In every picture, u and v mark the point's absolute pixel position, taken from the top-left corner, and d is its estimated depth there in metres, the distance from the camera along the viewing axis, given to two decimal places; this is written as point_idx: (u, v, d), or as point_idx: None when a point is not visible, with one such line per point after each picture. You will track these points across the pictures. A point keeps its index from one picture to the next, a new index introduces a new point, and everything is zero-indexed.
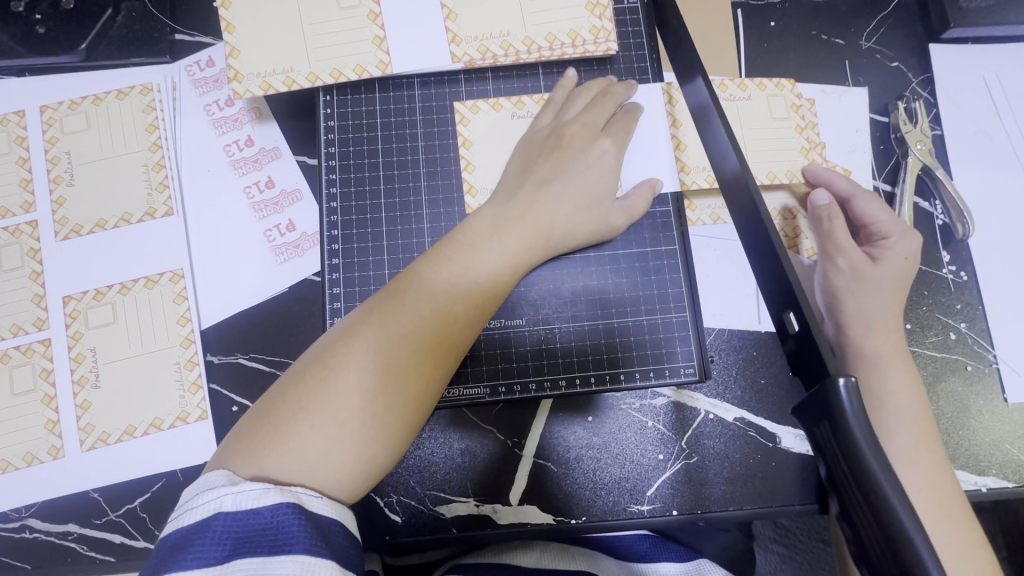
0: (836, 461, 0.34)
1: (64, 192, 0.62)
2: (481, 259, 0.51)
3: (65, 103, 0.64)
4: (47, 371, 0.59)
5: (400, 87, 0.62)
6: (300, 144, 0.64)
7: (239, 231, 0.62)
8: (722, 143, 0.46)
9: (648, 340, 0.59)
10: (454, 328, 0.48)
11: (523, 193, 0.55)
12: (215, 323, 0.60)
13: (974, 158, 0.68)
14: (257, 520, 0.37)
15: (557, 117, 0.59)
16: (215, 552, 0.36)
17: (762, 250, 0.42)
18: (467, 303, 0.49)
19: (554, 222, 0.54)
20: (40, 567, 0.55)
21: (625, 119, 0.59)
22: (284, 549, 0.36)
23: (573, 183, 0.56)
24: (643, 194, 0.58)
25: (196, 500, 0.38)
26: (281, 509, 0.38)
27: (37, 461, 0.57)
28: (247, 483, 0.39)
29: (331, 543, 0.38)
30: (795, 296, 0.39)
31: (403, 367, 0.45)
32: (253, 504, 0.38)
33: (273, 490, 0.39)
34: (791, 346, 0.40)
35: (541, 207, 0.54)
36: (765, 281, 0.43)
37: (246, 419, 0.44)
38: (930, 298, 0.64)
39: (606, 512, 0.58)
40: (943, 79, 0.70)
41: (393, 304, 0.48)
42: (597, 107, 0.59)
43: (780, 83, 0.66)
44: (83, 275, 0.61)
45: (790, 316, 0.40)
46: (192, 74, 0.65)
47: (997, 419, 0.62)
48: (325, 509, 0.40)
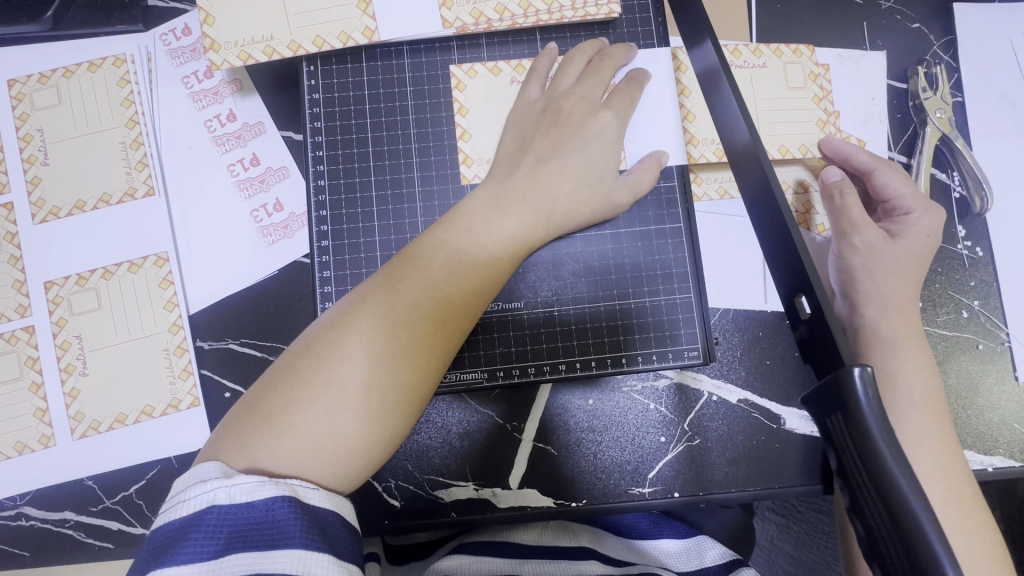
0: (849, 455, 0.32)
1: (38, 172, 0.59)
2: (477, 240, 0.49)
3: (34, 76, 0.60)
4: (33, 359, 0.57)
5: (389, 55, 0.58)
6: (285, 118, 0.61)
7: (224, 212, 0.60)
8: (731, 114, 0.42)
9: (651, 322, 0.57)
10: (449, 314, 0.46)
11: (521, 172, 0.52)
12: (203, 308, 0.58)
13: (996, 127, 0.65)
14: (252, 514, 0.36)
15: (556, 87, 0.55)
16: (209, 546, 0.35)
17: (773, 229, 0.39)
18: (462, 287, 0.47)
19: (555, 200, 0.52)
20: (39, 553, 0.55)
21: (629, 89, 0.56)
22: (280, 544, 0.35)
23: (573, 158, 0.53)
24: (648, 169, 0.55)
25: (187, 492, 0.37)
26: (277, 502, 0.37)
27: (29, 449, 0.56)
28: (240, 476, 0.37)
29: (330, 536, 0.37)
30: (808, 278, 0.36)
31: (396, 355, 0.43)
32: (247, 497, 0.36)
33: (268, 483, 0.37)
34: (803, 332, 0.38)
35: (541, 185, 0.52)
36: (774, 262, 0.41)
37: (236, 410, 0.43)
38: (943, 276, 0.62)
39: (607, 495, 0.58)
40: (966, 41, 0.66)
41: (385, 290, 0.45)
42: (599, 76, 0.55)
43: (798, 49, 0.63)
44: (65, 260, 0.59)
45: (802, 301, 0.38)
46: (167, 44, 0.61)
47: (1007, 398, 0.61)
48: (322, 501, 0.39)
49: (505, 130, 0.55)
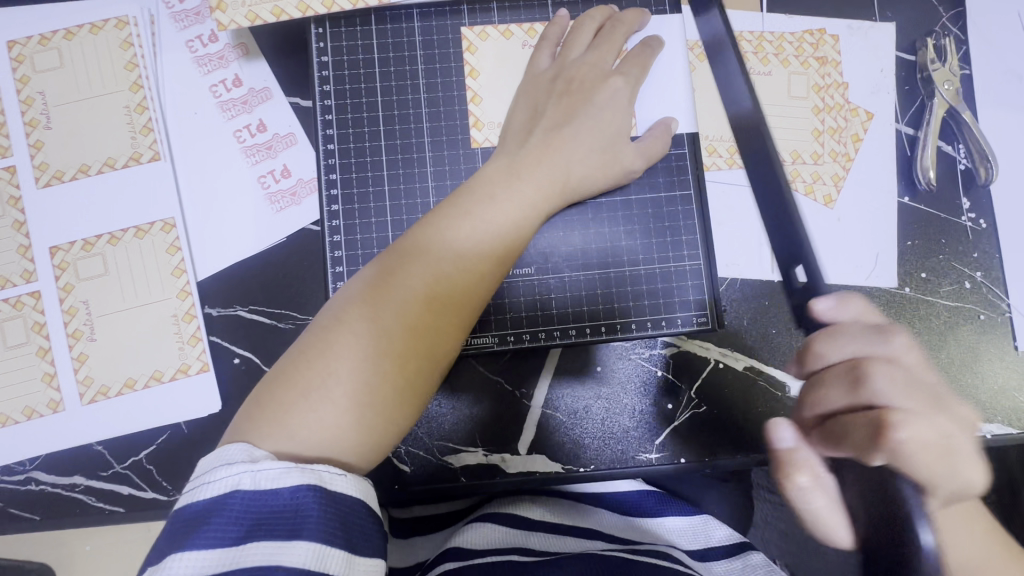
0: None
1: (42, 136, 0.58)
2: (493, 203, 0.49)
3: (35, 38, 0.59)
4: (39, 324, 0.57)
5: (398, 18, 0.57)
6: (291, 83, 0.60)
7: (231, 177, 0.59)
8: None
9: (660, 288, 0.57)
10: (456, 278, 0.46)
11: (534, 140, 0.52)
12: (211, 275, 0.58)
13: (1002, 100, 0.65)
14: (276, 502, 0.36)
15: (566, 55, 0.55)
16: (230, 532, 0.35)
17: None
18: (468, 253, 0.47)
19: (569, 165, 0.51)
20: (51, 516, 0.55)
21: (641, 55, 0.56)
22: (299, 536, 0.35)
23: (586, 125, 0.52)
24: (658, 136, 0.55)
25: (212, 474, 0.37)
26: (301, 492, 0.37)
27: (38, 414, 0.56)
28: (266, 462, 0.37)
29: (349, 526, 0.37)
30: None
31: (408, 319, 0.43)
32: (273, 484, 0.36)
33: (294, 471, 0.37)
34: None
35: (555, 150, 0.51)
36: None
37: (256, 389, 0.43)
38: (947, 247, 0.63)
39: (616, 461, 0.59)
40: (975, 14, 0.66)
41: (407, 259, 0.45)
42: (609, 42, 0.55)
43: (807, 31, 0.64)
44: (70, 224, 0.58)
45: None
46: (170, 7, 0.60)
47: (1006, 368, 0.62)
48: (347, 487, 0.38)
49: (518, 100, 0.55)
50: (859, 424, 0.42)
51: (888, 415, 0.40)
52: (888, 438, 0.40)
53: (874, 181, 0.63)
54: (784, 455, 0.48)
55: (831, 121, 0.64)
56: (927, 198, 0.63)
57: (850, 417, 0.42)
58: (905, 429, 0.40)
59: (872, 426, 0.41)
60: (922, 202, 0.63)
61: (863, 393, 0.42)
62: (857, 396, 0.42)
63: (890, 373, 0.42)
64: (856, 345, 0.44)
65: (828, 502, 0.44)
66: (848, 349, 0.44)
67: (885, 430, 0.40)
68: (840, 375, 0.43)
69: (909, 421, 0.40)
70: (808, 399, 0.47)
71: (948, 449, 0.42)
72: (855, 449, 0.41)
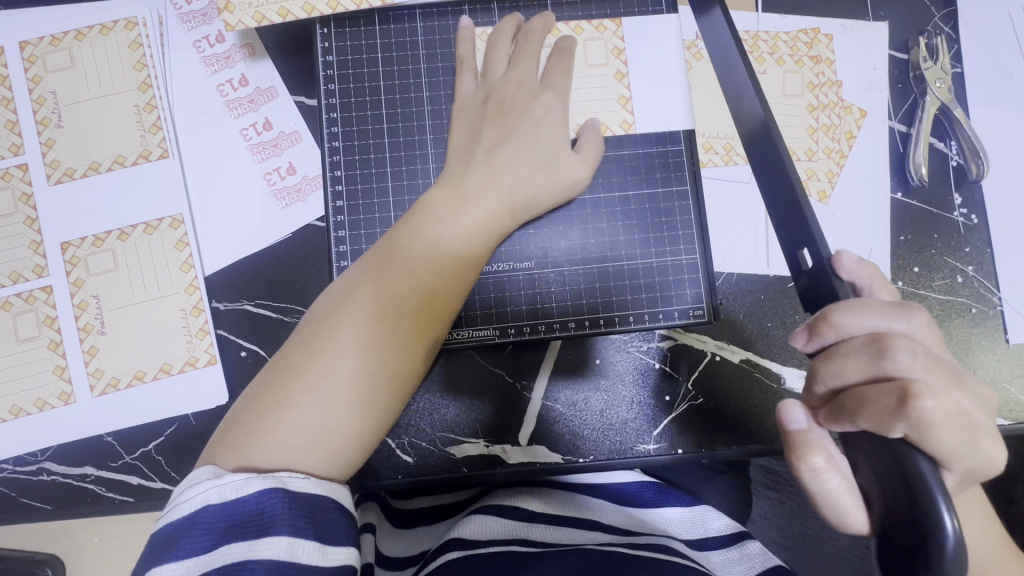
0: (894, 492, 0.35)
1: (53, 134, 0.60)
2: (468, 212, 0.51)
3: (46, 39, 0.60)
4: (50, 318, 0.58)
5: (401, 18, 0.58)
6: (296, 82, 0.61)
7: (237, 174, 0.60)
8: (742, 82, 0.49)
9: (657, 282, 0.58)
10: (436, 283, 0.48)
11: (478, 158, 0.53)
12: (219, 270, 0.59)
13: (994, 97, 0.66)
14: (243, 509, 0.39)
15: (490, 73, 0.56)
16: (202, 542, 0.37)
17: (779, 193, 0.47)
18: (447, 259, 0.49)
19: (517, 182, 0.53)
20: (62, 506, 0.57)
21: (562, 62, 0.57)
22: (270, 532, 0.38)
23: (539, 135, 0.54)
24: (590, 142, 0.56)
25: (182, 494, 0.39)
26: (264, 496, 0.39)
27: (49, 406, 0.57)
28: (228, 475, 0.40)
29: (318, 519, 0.40)
30: (812, 240, 0.44)
31: (392, 319, 0.46)
32: (237, 493, 0.39)
33: (255, 478, 0.40)
34: (804, 281, 0.47)
35: (500, 168, 0.53)
36: (781, 225, 0.48)
37: (266, 376, 0.45)
38: (939, 242, 0.64)
39: (614, 451, 0.60)
40: (966, 14, 0.67)
41: (394, 262, 0.48)
42: (529, 53, 0.56)
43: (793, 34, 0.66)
44: (80, 220, 0.59)
45: (805, 254, 0.46)
46: (178, 8, 0.61)
47: (998, 360, 0.63)
48: (312, 487, 0.41)
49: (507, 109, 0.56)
50: (881, 393, 0.37)
51: (913, 385, 0.35)
52: (917, 407, 0.35)
53: (867, 178, 0.65)
54: (796, 438, 0.40)
55: (825, 118, 0.65)
56: (920, 194, 0.64)
57: (872, 388, 0.37)
58: (931, 398, 0.35)
59: (896, 395, 0.36)
60: (914, 197, 0.64)
61: (882, 363, 0.38)
62: (878, 368, 0.38)
63: (912, 347, 0.37)
64: (877, 315, 0.39)
65: (841, 481, 0.40)
66: (868, 319, 0.39)
67: (912, 398, 0.35)
68: (858, 346, 0.38)
69: (933, 391, 0.36)
70: (818, 374, 0.41)
71: (970, 425, 0.37)
72: (875, 420, 0.36)
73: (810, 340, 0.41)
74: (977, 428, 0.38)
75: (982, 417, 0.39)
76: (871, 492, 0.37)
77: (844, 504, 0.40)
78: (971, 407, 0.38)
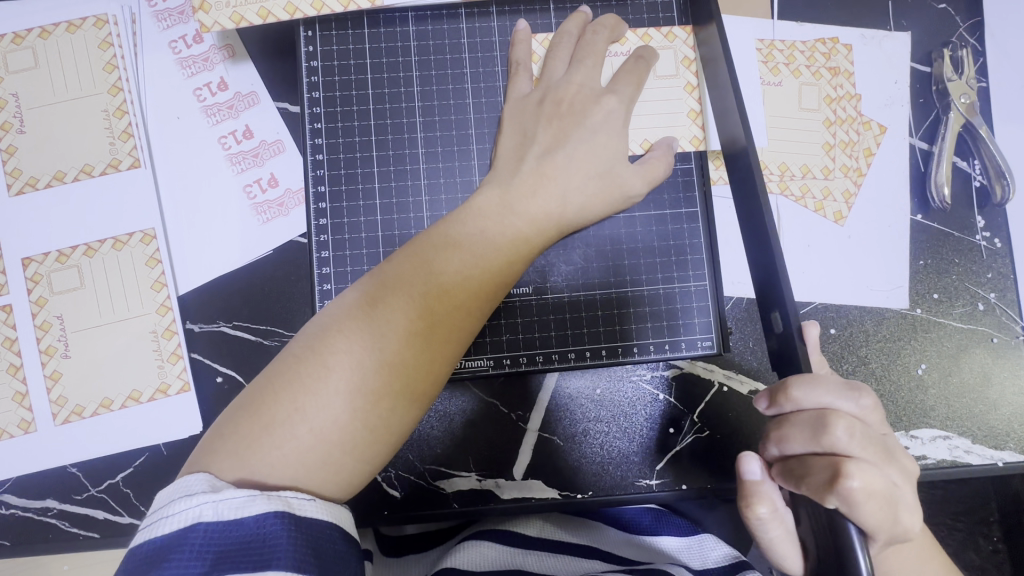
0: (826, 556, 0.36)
1: (14, 140, 0.55)
2: (486, 231, 0.47)
3: (8, 36, 0.56)
4: (11, 340, 0.54)
5: (393, 21, 0.54)
6: (280, 88, 0.57)
7: (215, 186, 0.56)
8: (727, 105, 0.48)
9: (663, 309, 0.55)
10: (451, 311, 0.44)
11: (527, 167, 0.50)
12: (194, 290, 0.55)
13: (1021, 114, 0.62)
14: (240, 532, 0.34)
15: (548, 77, 0.52)
16: (194, 567, 0.33)
17: (760, 249, 0.45)
18: (462, 284, 0.45)
19: (566, 195, 0.49)
20: (21, 543, 0.53)
21: (635, 70, 0.52)
22: (267, 564, 0.33)
23: (580, 149, 0.50)
24: (661, 157, 0.52)
25: (171, 508, 0.35)
26: (266, 519, 0.35)
27: (8, 434, 0.53)
28: (228, 491, 0.35)
29: (321, 552, 0.35)
30: (781, 301, 0.43)
31: (392, 354, 0.41)
32: (236, 513, 0.34)
33: (259, 498, 0.35)
34: (775, 343, 0.45)
35: (551, 179, 0.49)
36: (759, 282, 0.46)
37: (230, 413, 0.41)
38: (960, 266, 0.61)
39: (613, 487, 0.56)
40: (993, 25, 0.63)
41: (384, 293, 0.43)
42: (594, 55, 0.52)
43: (813, 46, 0.62)
44: (44, 234, 0.55)
45: (775, 317, 0.44)
46: (153, 5, 0.57)
47: (1019, 393, 0.60)
48: (319, 514, 0.37)
49: (506, 126, 0.52)
50: (819, 467, 0.37)
51: (843, 463, 0.36)
52: (845, 486, 0.35)
53: (887, 198, 0.61)
54: (749, 489, 0.40)
55: (844, 133, 0.61)
56: (941, 216, 0.61)
57: (812, 459, 0.38)
58: (860, 477, 0.35)
59: (830, 471, 0.36)
60: (935, 220, 0.61)
61: (823, 440, 0.38)
62: (818, 443, 0.38)
63: (853, 427, 0.37)
64: (831, 393, 0.38)
65: (783, 530, 0.40)
66: (820, 394, 0.38)
67: (841, 478, 0.35)
68: (804, 419, 0.38)
69: (864, 469, 0.35)
70: (770, 436, 0.40)
71: (893, 501, 0.36)
72: (809, 490, 0.36)
73: (771, 403, 0.40)
74: (898, 501, 0.37)
75: (902, 492, 0.38)
76: (807, 543, 0.39)
77: (784, 551, 0.40)
78: (895, 480, 0.37)
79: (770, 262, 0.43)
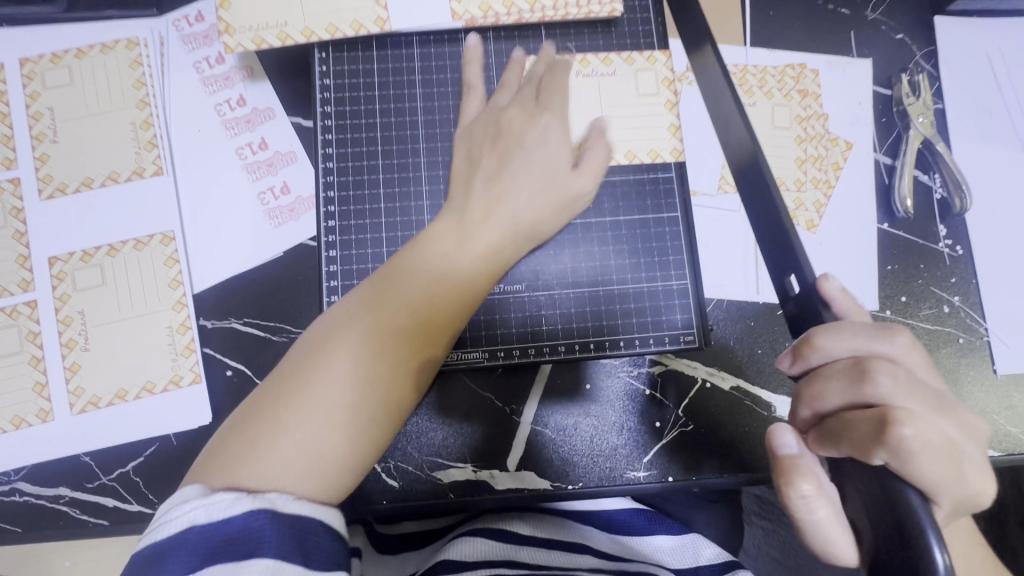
0: (886, 532, 0.32)
1: (47, 149, 0.60)
2: (463, 248, 0.51)
3: (47, 56, 0.61)
4: (34, 333, 0.57)
5: (399, 45, 0.60)
6: (294, 104, 0.62)
7: (232, 192, 0.61)
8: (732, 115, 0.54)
9: (647, 307, 0.59)
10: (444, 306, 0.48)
11: (504, 174, 0.54)
12: (209, 288, 0.59)
13: (975, 132, 0.68)
14: (229, 529, 0.36)
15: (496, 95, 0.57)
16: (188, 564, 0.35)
17: (774, 231, 0.50)
18: (443, 298, 0.49)
19: (548, 200, 0.54)
20: (32, 529, 0.55)
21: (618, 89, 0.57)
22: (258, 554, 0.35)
23: (545, 157, 0.55)
24: (594, 155, 0.55)
25: (168, 515, 0.37)
26: (255, 517, 0.37)
27: (26, 424, 0.56)
28: (216, 494, 0.37)
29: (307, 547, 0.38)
30: (801, 267, 0.48)
31: (384, 355, 0.45)
32: (224, 513, 0.37)
33: (245, 498, 0.37)
34: (791, 308, 0.50)
35: (530, 187, 0.54)
36: (772, 256, 0.52)
37: (243, 407, 0.44)
38: (925, 272, 0.65)
39: (604, 479, 0.59)
40: (946, 52, 0.69)
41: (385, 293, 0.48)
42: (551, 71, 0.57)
43: (783, 71, 0.68)
44: (70, 234, 0.59)
45: (791, 281, 0.49)
46: (180, 30, 0.63)
47: (986, 390, 0.63)
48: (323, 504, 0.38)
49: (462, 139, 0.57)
50: (862, 418, 0.36)
51: (888, 413, 0.35)
52: (895, 434, 0.34)
53: (854, 208, 0.66)
54: (785, 462, 0.38)
55: (813, 149, 0.66)
56: (905, 225, 0.66)
57: (851, 413, 0.37)
58: (911, 425, 0.34)
59: (875, 419, 0.35)
60: (900, 228, 0.65)
61: (864, 389, 0.37)
62: (858, 393, 0.37)
63: (894, 373, 0.37)
64: (859, 340, 0.39)
65: (831, 511, 0.36)
66: (849, 344, 0.39)
67: (891, 425, 0.34)
68: (837, 371, 0.39)
69: (914, 418, 0.35)
70: (803, 398, 0.41)
71: (956, 455, 0.36)
72: (853, 445, 0.36)
73: (795, 363, 0.42)
74: (962, 455, 0.36)
75: (968, 447, 0.37)
76: (860, 525, 0.35)
77: (833, 536, 0.36)
78: (956, 435, 0.36)
79: (786, 242, 0.49)
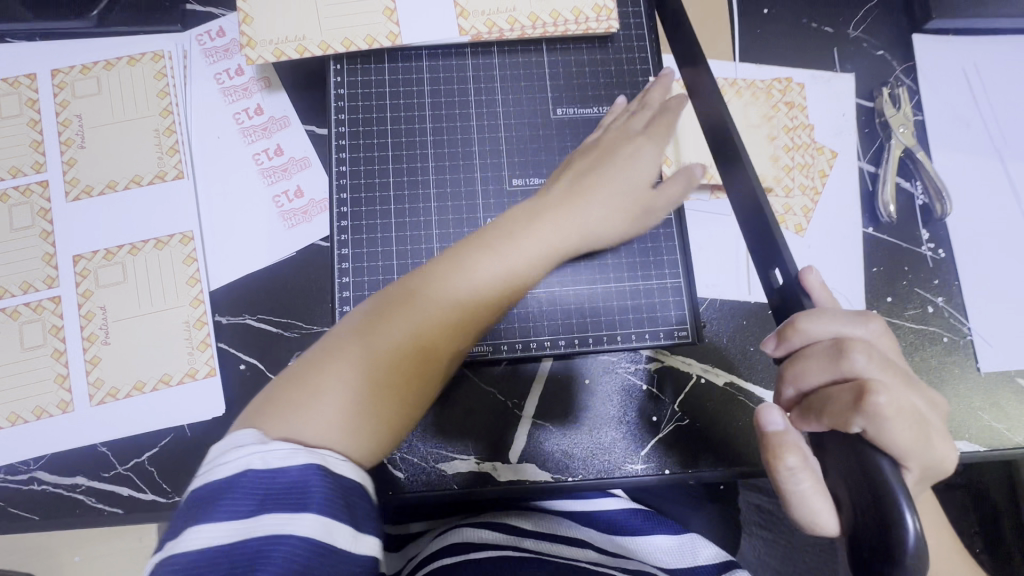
0: (862, 497, 0.36)
1: (75, 154, 0.63)
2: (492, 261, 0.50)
3: (76, 68, 0.65)
4: (57, 328, 0.60)
5: (409, 58, 0.64)
6: (309, 113, 0.66)
7: (248, 195, 0.64)
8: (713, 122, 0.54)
9: (642, 302, 0.63)
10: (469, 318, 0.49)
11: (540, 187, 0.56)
12: (225, 285, 0.62)
13: (954, 142, 0.72)
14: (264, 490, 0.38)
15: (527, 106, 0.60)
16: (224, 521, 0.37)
17: (760, 232, 0.50)
18: (441, 318, 0.48)
19: (572, 209, 0.55)
20: (50, 517, 0.57)
21: None
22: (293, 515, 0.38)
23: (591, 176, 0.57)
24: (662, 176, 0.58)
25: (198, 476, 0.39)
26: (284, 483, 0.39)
27: (47, 415, 0.58)
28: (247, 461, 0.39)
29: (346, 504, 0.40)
30: (780, 262, 0.48)
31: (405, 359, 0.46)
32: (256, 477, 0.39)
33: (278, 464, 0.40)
34: (777, 299, 0.51)
35: (569, 199, 0.55)
36: (756, 250, 0.52)
37: (263, 393, 0.45)
38: (909, 274, 0.68)
39: (603, 472, 0.61)
40: (925, 68, 0.73)
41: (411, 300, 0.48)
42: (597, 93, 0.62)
43: (771, 84, 0.72)
44: (94, 234, 0.62)
45: (774, 274, 0.50)
46: (203, 43, 0.66)
47: (971, 387, 0.65)
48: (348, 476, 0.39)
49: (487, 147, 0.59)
50: (841, 391, 0.39)
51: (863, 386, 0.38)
52: (872, 402, 0.37)
53: (840, 213, 0.69)
54: (772, 438, 0.40)
55: (800, 158, 0.70)
56: (889, 229, 0.69)
57: (834, 388, 0.40)
58: (886, 394, 0.37)
59: (853, 391, 0.38)
60: (884, 232, 0.69)
61: (842, 365, 0.40)
62: (838, 370, 0.40)
63: (869, 352, 0.40)
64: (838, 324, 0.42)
65: (814, 483, 0.39)
66: (829, 326, 0.42)
67: (867, 395, 0.37)
68: (818, 351, 0.41)
69: (888, 389, 0.38)
70: (786, 378, 0.44)
71: (924, 423, 0.39)
72: (834, 417, 0.39)
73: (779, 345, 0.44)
74: (930, 426, 0.40)
75: (935, 418, 0.41)
76: (841, 495, 0.38)
77: (815, 505, 0.39)
78: (922, 406, 0.40)
79: (765, 241, 0.49)
